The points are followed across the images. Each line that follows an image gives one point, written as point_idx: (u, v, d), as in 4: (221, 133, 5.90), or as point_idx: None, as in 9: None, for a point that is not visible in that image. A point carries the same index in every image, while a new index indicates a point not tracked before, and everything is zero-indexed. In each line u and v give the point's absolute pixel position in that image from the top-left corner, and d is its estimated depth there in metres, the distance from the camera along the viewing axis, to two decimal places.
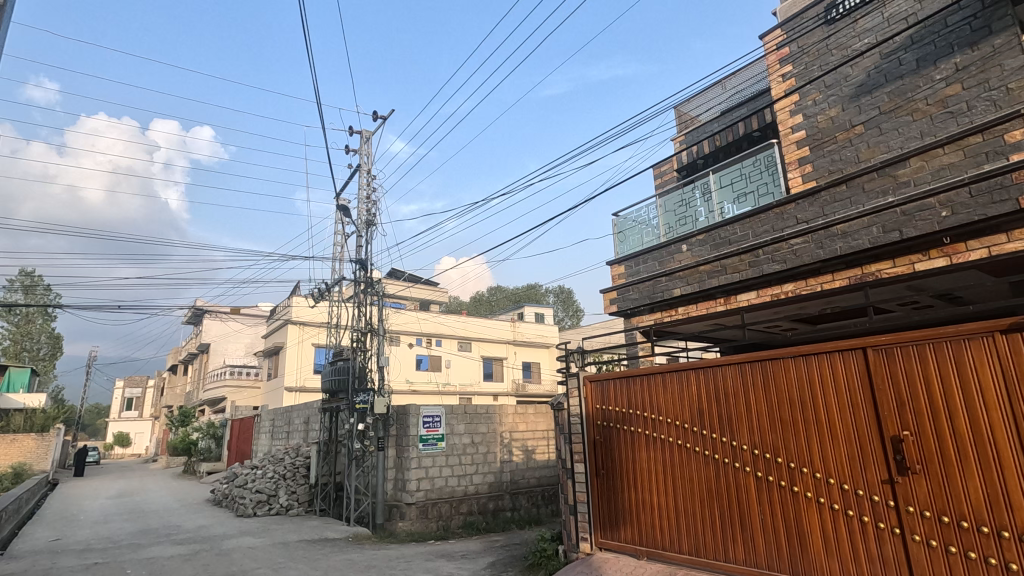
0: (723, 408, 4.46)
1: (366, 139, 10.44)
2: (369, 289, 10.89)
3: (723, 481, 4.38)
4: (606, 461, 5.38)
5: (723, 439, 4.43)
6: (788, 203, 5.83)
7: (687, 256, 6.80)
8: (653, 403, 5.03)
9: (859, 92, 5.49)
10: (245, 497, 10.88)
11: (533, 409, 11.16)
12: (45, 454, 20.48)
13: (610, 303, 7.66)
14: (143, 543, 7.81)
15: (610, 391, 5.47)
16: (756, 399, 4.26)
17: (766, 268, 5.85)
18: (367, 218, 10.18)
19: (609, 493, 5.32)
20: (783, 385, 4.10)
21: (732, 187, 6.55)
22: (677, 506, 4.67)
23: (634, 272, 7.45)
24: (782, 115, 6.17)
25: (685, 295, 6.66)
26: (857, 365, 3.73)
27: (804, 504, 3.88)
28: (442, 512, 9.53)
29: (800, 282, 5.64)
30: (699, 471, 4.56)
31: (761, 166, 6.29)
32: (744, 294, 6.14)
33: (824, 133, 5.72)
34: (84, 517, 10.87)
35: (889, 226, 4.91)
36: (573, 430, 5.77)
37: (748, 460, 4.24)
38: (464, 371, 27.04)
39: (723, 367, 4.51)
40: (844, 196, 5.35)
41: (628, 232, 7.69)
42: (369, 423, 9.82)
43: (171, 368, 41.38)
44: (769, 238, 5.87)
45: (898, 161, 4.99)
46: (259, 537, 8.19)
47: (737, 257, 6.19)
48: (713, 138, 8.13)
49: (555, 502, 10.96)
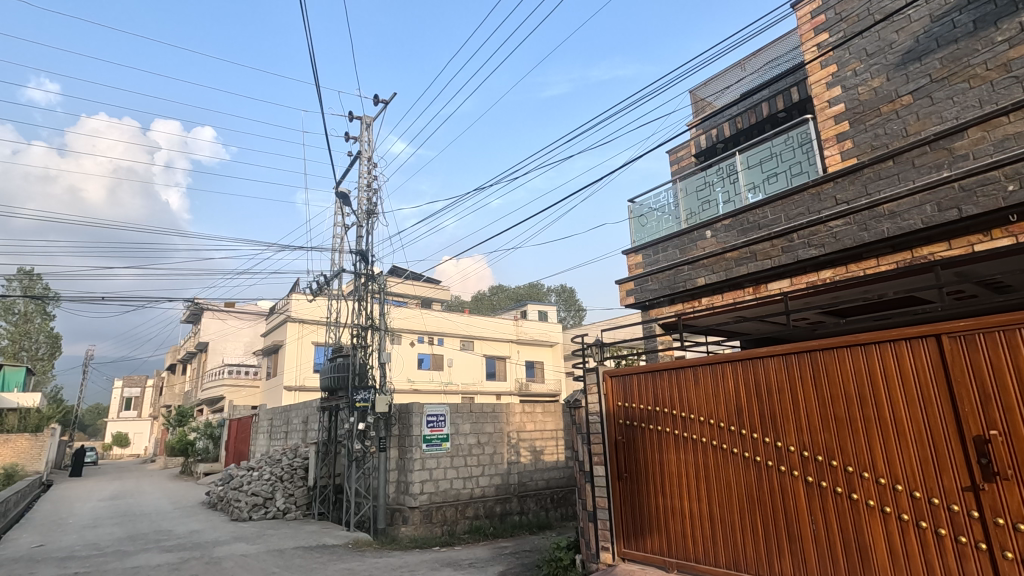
0: (766, 405, 4.01)
1: (366, 124, 9.95)
2: (370, 283, 10.40)
3: (767, 486, 3.92)
4: (630, 464, 4.91)
5: (766, 440, 3.96)
6: (826, 182, 5.36)
7: (712, 243, 6.33)
8: (682, 400, 4.57)
9: (906, 60, 5.01)
10: (241, 500, 10.42)
11: (541, 408, 10.71)
12: (39, 455, 20.05)
13: (626, 294, 7.19)
14: (130, 549, 7.35)
15: (633, 386, 5.01)
16: (804, 394, 3.80)
17: (801, 253, 5.37)
18: (368, 208, 9.71)
19: (632, 497, 4.86)
20: (838, 379, 3.64)
21: (761, 167, 6.10)
22: (712, 515, 4.20)
23: (653, 261, 6.99)
24: (817, 87, 5.69)
25: (710, 285, 6.19)
26: (929, 355, 3.28)
27: (866, 514, 3.41)
28: (447, 516, 9.07)
29: (839, 268, 5.18)
30: (737, 475, 4.10)
31: (794, 144, 5.82)
32: (775, 282, 5.69)
33: (865, 106, 5.24)
34: (72, 521, 10.41)
35: (945, 204, 4.45)
36: (592, 430, 5.31)
37: (796, 464, 3.77)
38: (467, 370, 26.60)
39: (765, 360, 4.06)
40: (890, 172, 4.89)
41: (646, 219, 7.27)
42: (370, 422, 9.35)
43: (171, 368, 40.90)
44: (805, 220, 5.38)
45: (954, 133, 4.52)
46: (253, 543, 7.73)
47: (767, 243, 5.71)
48: (733, 120, 7.73)
49: (565, 504, 10.50)
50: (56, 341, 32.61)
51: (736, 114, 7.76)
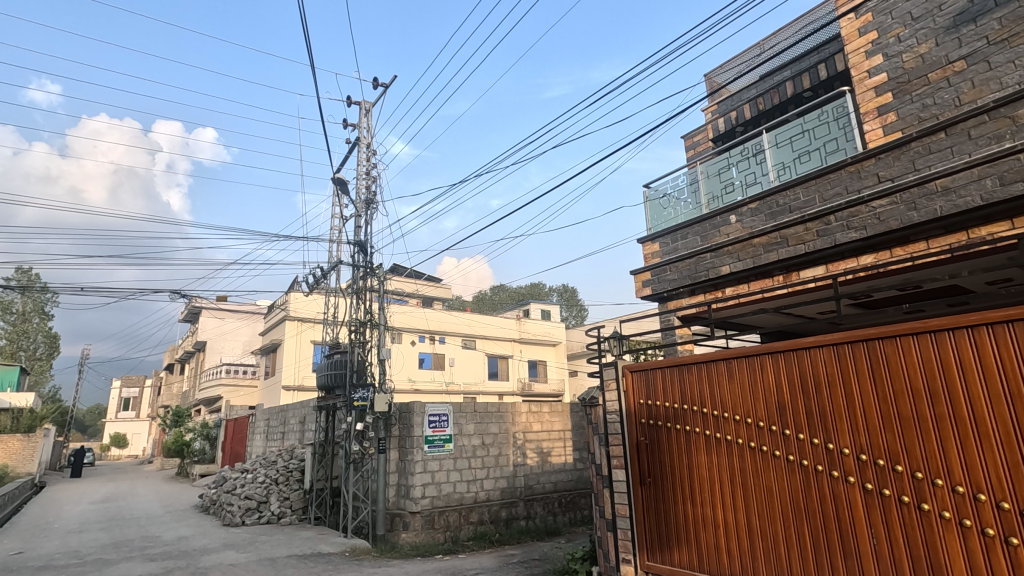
0: (814, 403, 3.54)
1: (366, 109, 9.46)
2: (369, 276, 9.93)
3: (815, 494, 3.46)
4: (654, 468, 4.46)
5: (815, 441, 3.49)
6: (866, 159, 4.89)
7: (737, 228, 5.87)
8: (715, 397, 4.11)
9: (959, 22, 4.55)
10: (234, 504, 9.94)
11: (548, 407, 10.27)
12: (31, 456, 19.59)
13: (643, 285, 6.74)
14: (112, 558, 6.88)
15: (658, 382, 4.54)
16: (859, 389, 3.34)
17: (840, 237, 4.89)
18: (366, 197, 9.24)
19: (656, 505, 4.40)
20: (903, 372, 3.17)
21: (791, 145, 5.63)
22: (751, 525, 3.76)
23: (671, 250, 6.54)
24: (856, 57, 5.22)
25: (735, 273, 5.72)
26: (1019, 343, 2.83)
27: (941, 527, 2.94)
28: (449, 521, 8.58)
29: (882, 253, 4.71)
30: (781, 481, 3.64)
31: (829, 119, 5.35)
32: (808, 270, 5.20)
33: (911, 74, 4.77)
34: (58, 526, 9.97)
35: (1009, 177, 3.99)
36: (610, 430, 4.84)
37: (852, 469, 3.31)
38: (469, 370, 26.16)
39: (813, 351, 3.58)
40: (942, 145, 4.42)
41: (663, 205, 6.82)
42: (369, 422, 8.89)
43: (169, 368, 40.44)
44: (843, 201, 4.92)
45: (1019, 98, 4.04)
46: (243, 552, 7.26)
47: (800, 227, 5.24)
48: (755, 102, 7.30)
49: (574, 509, 10.03)
50: (54, 341, 32.09)
51: (757, 95, 7.33)
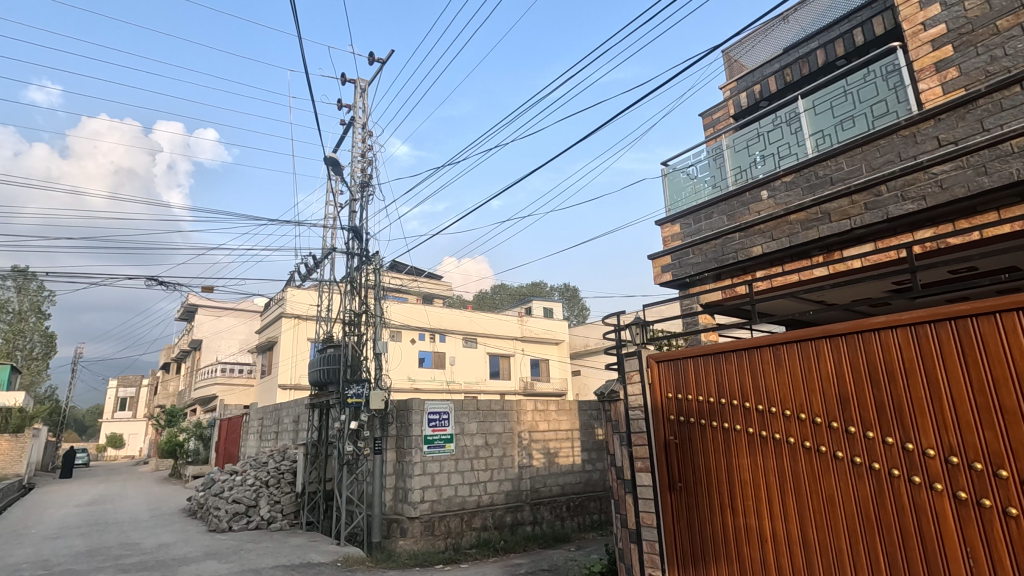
0: (885, 394, 2.96)
1: (361, 86, 8.88)
2: (365, 265, 9.36)
3: (889, 505, 2.88)
4: (685, 471, 3.89)
5: (889, 440, 2.91)
6: (924, 121, 4.32)
7: (768, 205, 5.31)
8: (760, 389, 3.55)
9: None
10: (221, 508, 9.37)
11: (555, 405, 9.69)
12: (18, 457, 18.98)
13: (662, 270, 6.17)
14: (82, 569, 6.30)
15: (689, 373, 3.97)
16: (945, 375, 2.78)
17: (893, 210, 4.31)
18: (361, 180, 8.67)
19: (688, 514, 3.82)
20: (1005, 356, 2.60)
21: (831, 110, 5.07)
22: (808, 541, 3.19)
23: (693, 231, 5.96)
24: (907, 8, 4.64)
25: (769, 255, 5.16)
26: None
27: None
28: (451, 527, 7.99)
29: (943, 227, 4.17)
30: (845, 488, 3.07)
31: (875, 78, 4.80)
32: (853, 248, 4.66)
33: (975, 24, 4.20)
34: (34, 531, 9.38)
35: None
36: (633, 428, 4.32)
37: (939, 474, 2.72)
38: (470, 369, 25.57)
39: (884, 333, 3.01)
40: (1016, 101, 3.85)
41: (682, 184, 6.27)
42: (363, 421, 8.26)
43: (165, 367, 39.89)
44: (896, 168, 4.34)
45: None
46: (226, 562, 6.69)
47: (845, 200, 4.66)
48: (780, 74, 6.70)
49: (582, 513, 9.45)
50: (51, 341, 31.45)
51: (783, 66, 6.74)
